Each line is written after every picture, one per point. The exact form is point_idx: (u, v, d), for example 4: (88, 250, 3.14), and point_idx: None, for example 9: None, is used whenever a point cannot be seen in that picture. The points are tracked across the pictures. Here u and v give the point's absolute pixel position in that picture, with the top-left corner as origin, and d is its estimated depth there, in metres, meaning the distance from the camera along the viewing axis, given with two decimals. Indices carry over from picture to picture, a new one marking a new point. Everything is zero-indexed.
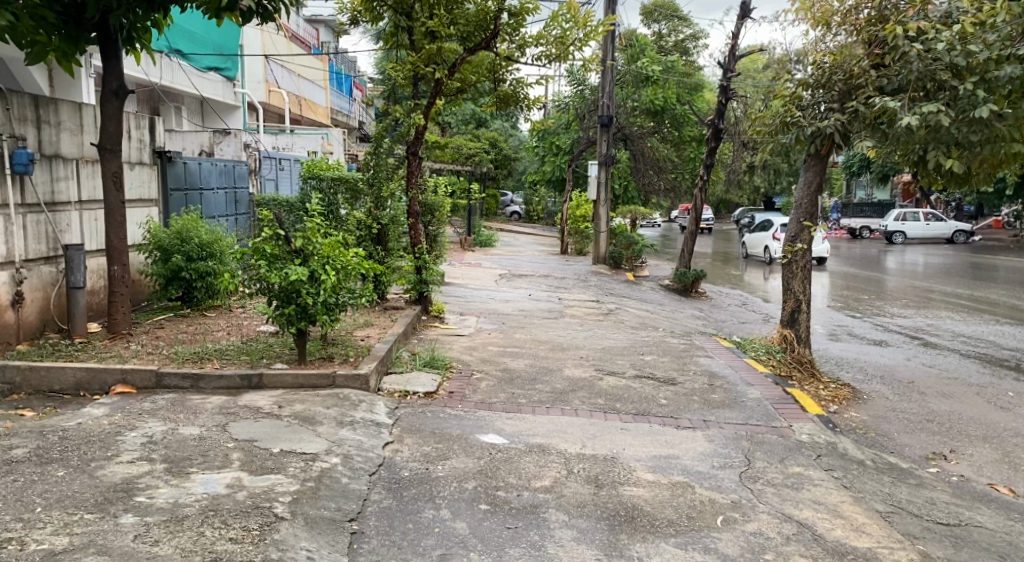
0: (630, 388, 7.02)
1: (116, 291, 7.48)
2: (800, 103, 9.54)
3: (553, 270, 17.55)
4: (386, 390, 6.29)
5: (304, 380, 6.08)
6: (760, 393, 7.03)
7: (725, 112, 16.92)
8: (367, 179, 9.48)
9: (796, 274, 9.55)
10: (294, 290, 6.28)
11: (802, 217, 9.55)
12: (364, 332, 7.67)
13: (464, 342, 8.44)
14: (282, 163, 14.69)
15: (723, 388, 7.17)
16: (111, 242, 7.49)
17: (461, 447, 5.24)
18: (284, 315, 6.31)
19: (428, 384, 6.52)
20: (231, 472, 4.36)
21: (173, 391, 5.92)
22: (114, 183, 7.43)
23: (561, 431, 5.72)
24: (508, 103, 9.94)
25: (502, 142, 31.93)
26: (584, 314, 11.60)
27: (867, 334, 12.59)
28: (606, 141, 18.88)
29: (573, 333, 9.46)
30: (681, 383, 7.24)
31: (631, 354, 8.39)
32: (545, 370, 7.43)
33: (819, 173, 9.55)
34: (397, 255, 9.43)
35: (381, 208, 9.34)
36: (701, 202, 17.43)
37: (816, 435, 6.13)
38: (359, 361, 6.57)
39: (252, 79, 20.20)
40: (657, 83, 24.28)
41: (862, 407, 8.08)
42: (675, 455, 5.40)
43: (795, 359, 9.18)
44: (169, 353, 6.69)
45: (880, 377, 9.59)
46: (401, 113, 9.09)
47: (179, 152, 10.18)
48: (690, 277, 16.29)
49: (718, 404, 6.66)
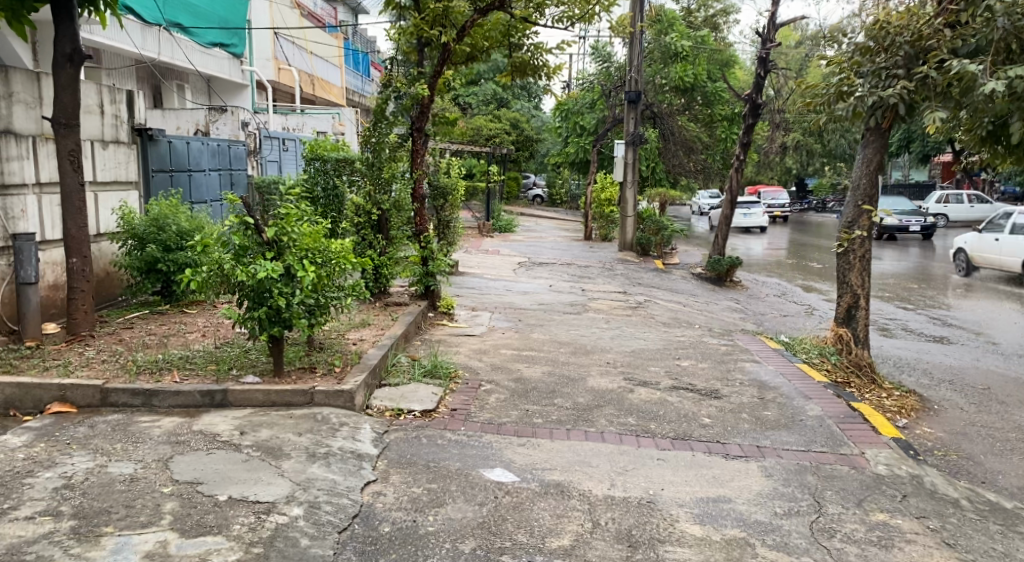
0: (667, 404, 5.93)
1: (76, 288, 6.51)
2: (860, 70, 8.29)
3: (577, 258, 16.48)
4: (375, 408, 5.29)
5: (276, 397, 5.09)
6: (821, 410, 5.92)
7: (764, 84, 15.57)
8: (367, 160, 8.36)
9: (853, 265, 8.38)
10: (266, 289, 5.27)
11: (861, 201, 8.36)
12: (357, 335, 6.67)
13: (472, 344, 7.41)
14: (286, 143, 13.80)
15: (775, 403, 6.06)
16: (68, 232, 6.49)
17: (459, 488, 4.22)
18: (254, 319, 5.30)
19: (426, 400, 5.49)
20: (155, 534, 3.38)
21: (120, 410, 4.96)
22: (71, 163, 6.42)
23: (585, 463, 4.69)
24: (525, 72, 8.87)
25: (524, 123, 30.75)
26: (610, 308, 10.49)
27: (924, 329, 11.36)
28: (633, 118, 17.70)
29: (598, 333, 8.39)
30: (727, 397, 6.17)
31: (665, 358, 7.31)
32: (565, 380, 6.37)
33: (879, 151, 8.35)
34: (401, 243, 8.39)
35: (384, 192, 8.30)
36: (735, 184, 16.14)
37: (895, 466, 5.01)
38: (346, 373, 5.55)
39: (260, 55, 19.21)
40: (687, 59, 23.08)
41: (934, 421, 6.93)
42: (726, 498, 4.34)
43: (852, 364, 8.04)
44: (127, 361, 5.72)
45: (948, 382, 8.43)
46: (402, 84, 8.10)
47: (163, 130, 9.21)
48: (725, 264, 15.14)
49: (773, 425, 5.59)
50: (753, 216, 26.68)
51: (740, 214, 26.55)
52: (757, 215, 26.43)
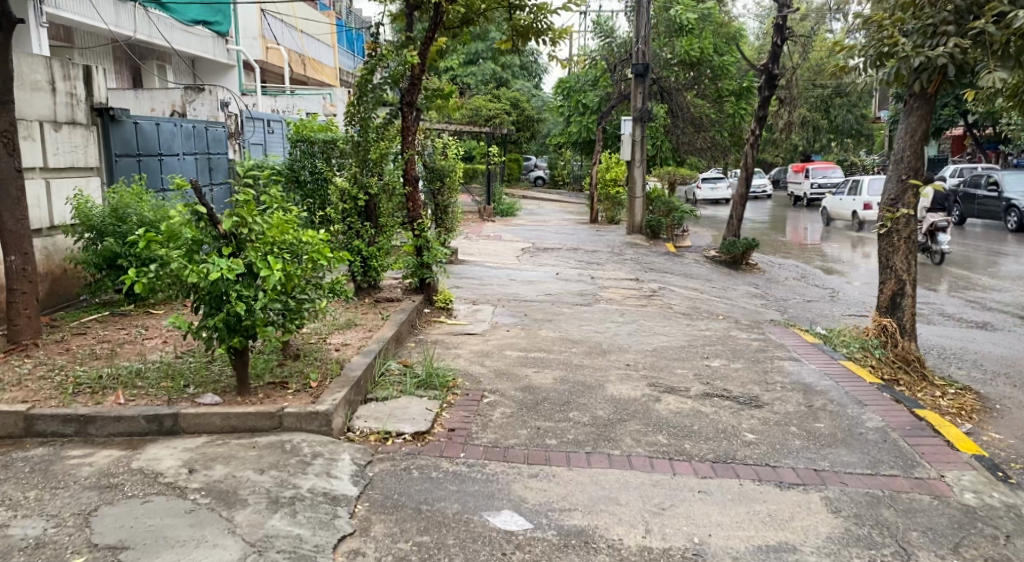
0: (700, 416, 5.08)
1: (14, 290, 5.61)
2: (903, 26, 7.26)
3: (583, 242, 15.60)
4: (357, 432, 4.43)
5: (238, 422, 4.24)
6: (880, 420, 5.06)
7: (781, 53, 14.60)
8: (354, 140, 7.48)
9: (897, 247, 7.47)
10: (223, 292, 4.36)
11: (904, 174, 7.45)
12: (341, 339, 5.82)
13: (473, 345, 6.56)
14: (270, 125, 12.88)
15: (826, 412, 5.21)
16: (5, 226, 5.58)
17: (458, 541, 3.39)
18: (209, 328, 4.39)
19: (418, 419, 4.64)
20: None
21: (49, 442, 4.11)
22: (4, 145, 5.50)
23: (611, 500, 3.84)
24: (525, 37, 7.97)
25: (525, 102, 29.81)
26: (622, 298, 9.63)
27: (964, 314, 10.49)
28: (640, 94, 16.74)
29: (614, 328, 7.52)
30: (770, 406, 5.31)
31: (691, 358, 6.45)
32: (580, 388, 5.50)
33: (924, 118, 7.40)
34: (391, 231, 7.45)
35: (370, 174, 7.36)
36: (751, 160, 15.20)
37: (985, 493, 4.14)
38: (323, 389, 4.67)
39: (246, 34, 18.19)
40: (693, 33, 22.29)
41: (1000, 423, 6.07)
42: (788, 547, 3.50)
43: (900, 358, 7.17)
44: (66, 377, 4.82)
45: (1003, 375, 7.59)
46: (389, 52, 7.19)
47: (128, 110, 8.30)
48: (740, 247, 14.25)
49: (828, 440, 4.76)
50: (718, 192, 29.12)
51: (708, 189, 29.04)
52: (721, 190, 28.94)
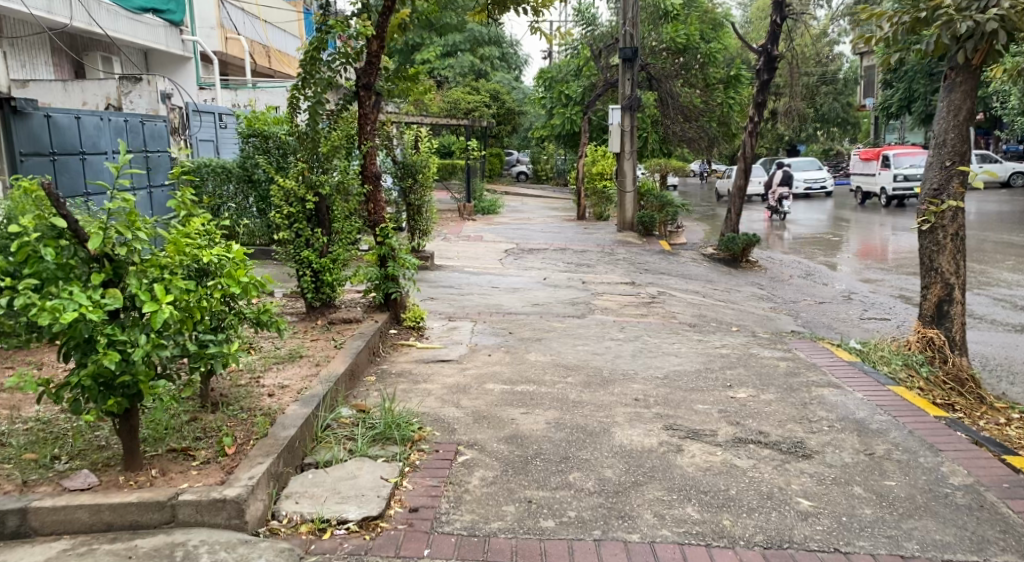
0: (737, 475, 3.93)
1: None
2: None
3: (571, 242, 14.43)
4: (282, 520, 3.28)
5: (114, 516, 3.07)
6: (966, 476, 3.94)
7: (781, 33, 13.50)
8: (300, 131, 6.24)
9: (942, 245, 6.36)
10: (88, 337, 3.15)
11: (948, 160, 6.35)
12: (276, 380, 4.61)
13: (446, 377, 5.36)
14: (220, 119, 11.58)
15: (895, 463, 4.10)
16: None
17: None
18: (74, 387, 3.19)
19: (366, 494, 3.48)
20: None
21: None
22: None
23: None
24: (504, 6, 6.76)
25: (504, 94, 28.61)
26: (619, 307, 8.48)
27: (996, 314, 9.46)
28: (628, 80, 15.60)
29: (615, 348, 6.37)
30: (824, 456, 4.18)
31: (714, 387, 5.30)
32: (581, 437, 4.34)
33: (968, 95, 6.27)
34: (346, 237, 6.20)
35: (321, 171, 6.12)
36: (750, 150, 14.05)
37: None
38: (241, 459, 3.49)
39: (202, 24, 16.90)
40: (678, 19, 21.36)
41: None
42: None
43: (951, 377, 6.10)
44: None
45: None
46: (340, 25, 5.96)
47: (37, 101, 7.08)
48: (740, 243, 13.15)
49: (912, 508, 3.62)
50: None
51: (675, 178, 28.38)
52: None
